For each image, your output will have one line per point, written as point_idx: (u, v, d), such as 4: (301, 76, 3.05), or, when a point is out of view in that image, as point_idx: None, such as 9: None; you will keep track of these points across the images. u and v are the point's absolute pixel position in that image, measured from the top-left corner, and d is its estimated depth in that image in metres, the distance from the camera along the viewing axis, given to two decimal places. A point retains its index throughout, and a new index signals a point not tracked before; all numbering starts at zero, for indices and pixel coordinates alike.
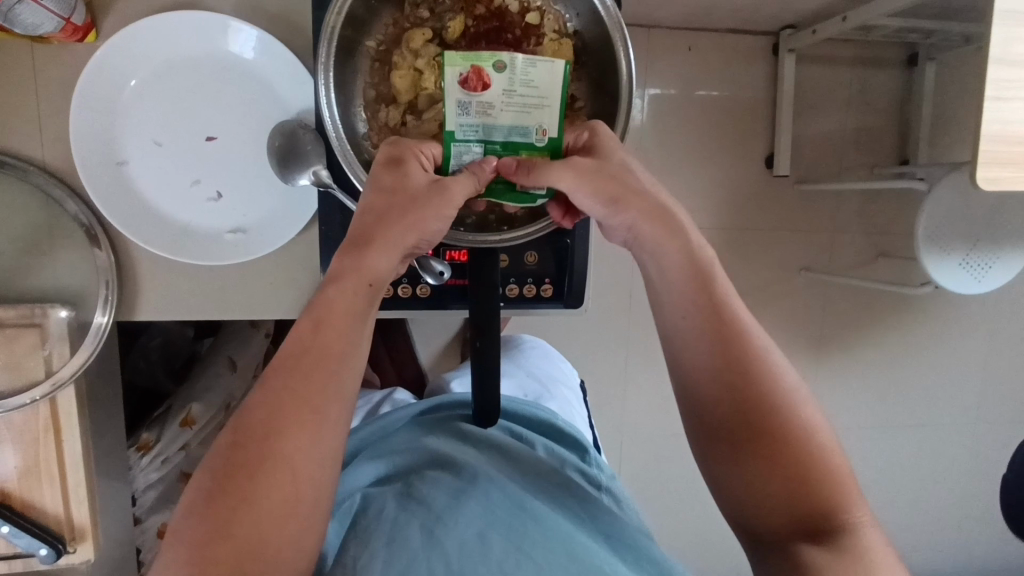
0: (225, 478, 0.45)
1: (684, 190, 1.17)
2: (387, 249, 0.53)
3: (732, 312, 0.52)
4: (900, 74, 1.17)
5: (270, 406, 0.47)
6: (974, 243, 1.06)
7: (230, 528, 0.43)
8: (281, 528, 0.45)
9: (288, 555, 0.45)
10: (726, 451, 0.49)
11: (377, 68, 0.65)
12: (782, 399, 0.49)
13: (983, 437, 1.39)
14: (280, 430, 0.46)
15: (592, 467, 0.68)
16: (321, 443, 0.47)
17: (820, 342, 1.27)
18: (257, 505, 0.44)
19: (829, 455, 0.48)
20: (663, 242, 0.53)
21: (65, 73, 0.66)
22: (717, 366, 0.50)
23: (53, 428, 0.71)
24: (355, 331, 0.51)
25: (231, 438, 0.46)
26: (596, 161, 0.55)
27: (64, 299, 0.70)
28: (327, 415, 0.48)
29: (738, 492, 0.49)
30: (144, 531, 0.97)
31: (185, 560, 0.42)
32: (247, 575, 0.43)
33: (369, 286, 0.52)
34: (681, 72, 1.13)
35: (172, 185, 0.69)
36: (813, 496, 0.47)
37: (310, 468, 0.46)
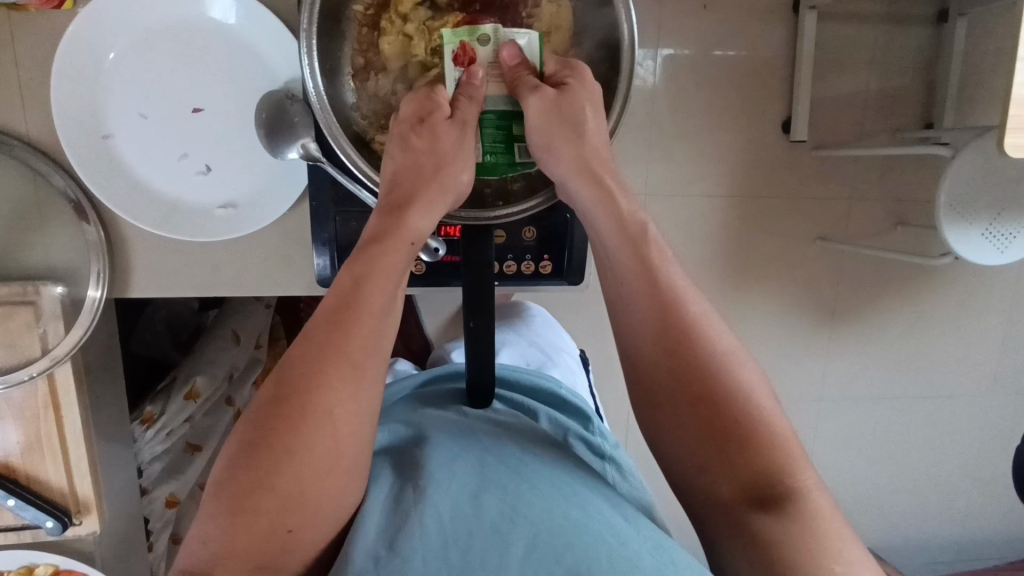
0: (268, 430, 0.45)
1: (695, 159, 1.13)
2: (429, 210, 0.55)
3: (671, 287, 0.52)
4: (929, 32, 1.10)
5: (312, 358, 0.47)
6: (999, 212, 1.01)
7: (272, 479, 0.43)
8: (316, 485, 0.45)
9: (324, 508, 0.45)
10: (671, 416, 0.50)
11: (364, 34, 0.62)
12: (716, 365, 0.50)
13: (999, 409, 1.35)
14: (323, 385, 0.46)
15: (596, 436, 0.66)
16: (358, 400, 0.47)
17: (831, 313, 1.24)
18: (298, 457, 0.44)
19: (769, 423, 0.49)
20: (592, 204, 0.56)
21: (45, 42, 0.64)
22: (657, 335, 0.51)
23: (52, 404, 0.72)
24: (397, 286, 0.51)
25: (272, 393, 0.46)
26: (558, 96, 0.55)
27: (57, 276, 0.69)
28: (366, 372, 0.48)
29: (686, 461, 0.50)
30: (152, 501, 0.99)
31: (226, 507, 0.43)
32: (288, 527, 0.43)
33: (411, 246, 0.53)
34: (695, 31, 1.07)
35: (160, 159, 0.67)
36: (757, 464, 0.47)
37: (347, 424, 0.46)
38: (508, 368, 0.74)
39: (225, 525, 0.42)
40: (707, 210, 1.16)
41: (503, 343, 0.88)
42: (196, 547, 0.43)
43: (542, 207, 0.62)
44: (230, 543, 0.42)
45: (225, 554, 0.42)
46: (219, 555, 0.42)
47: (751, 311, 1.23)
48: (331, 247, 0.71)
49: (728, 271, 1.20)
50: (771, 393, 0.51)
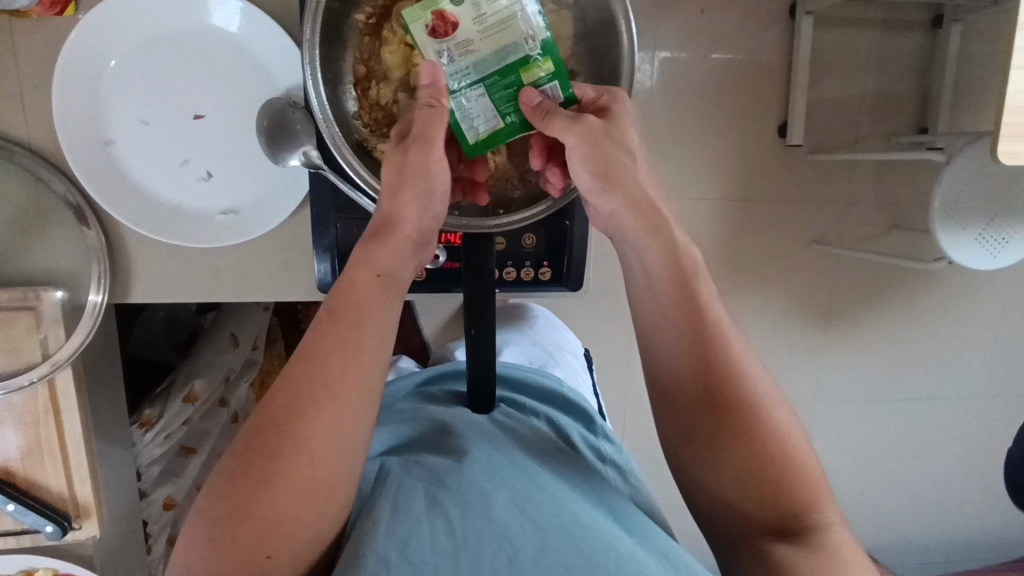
0: (245, 461, 0.45)
1: (692, 163, 1.14)
2: (395, 242, 0.54)
3: (714, 318, 0.53)
4: (924, 37, 1.11)
5: (290, 393, 0.46)
6: (993, 217, 1.02)
7: (250, 506, 0.44)
8: (295, 513, 0.44)
9: (304, 536, 0.45)
10: (702, 451, 0.51)
11: (367, 43, 0.62)
12: (758, 403, 0.51)
13: (992, 410, 1.37)
14: (302, 417, 0.46)
15: (605, 443, 0.66)
16: (337, 433, 0.46)
17: (827, 316, 1.25)
18: (272, 487, 0.44)
19: (803, 462, 0.50)
20: (643, 237, 0.55)
21: (46, 47, 0.64)
22: (693, 377, 0.52)
23: (53, 409, 0.72)
24: (381, 320, 0.51)
25: (254, 423, 0.46)
26: (601, 127, 0.56)
27: (58, 281, 0.70)
28: (344, 406, 0.47)
29: (714, 496, 0.51)
30: (150, 504, 0.99)
31: (208, 532, 0.44)
32: (264, 554, 0.43)
33: (378, 276, 0.52)
34: (692, 35, 1.08)
35: (161, 165, 0.67)
36: (788, 500, 0.49)
37: (326, 454, 0.45)
38: (508, 368, 0.75)
39: (207, 549, 0.43)
40: (704, 214, 1.17)
41: (506, 342, 0.89)
42: (184, 565, 0.44)
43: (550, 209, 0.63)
44: (215, 566, 0.43)
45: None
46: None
47: (747, 314, 1.24)
48: (332, 252, 0.71)
49: (726, 274, 1.21)
50: (804, 432, 0.52)
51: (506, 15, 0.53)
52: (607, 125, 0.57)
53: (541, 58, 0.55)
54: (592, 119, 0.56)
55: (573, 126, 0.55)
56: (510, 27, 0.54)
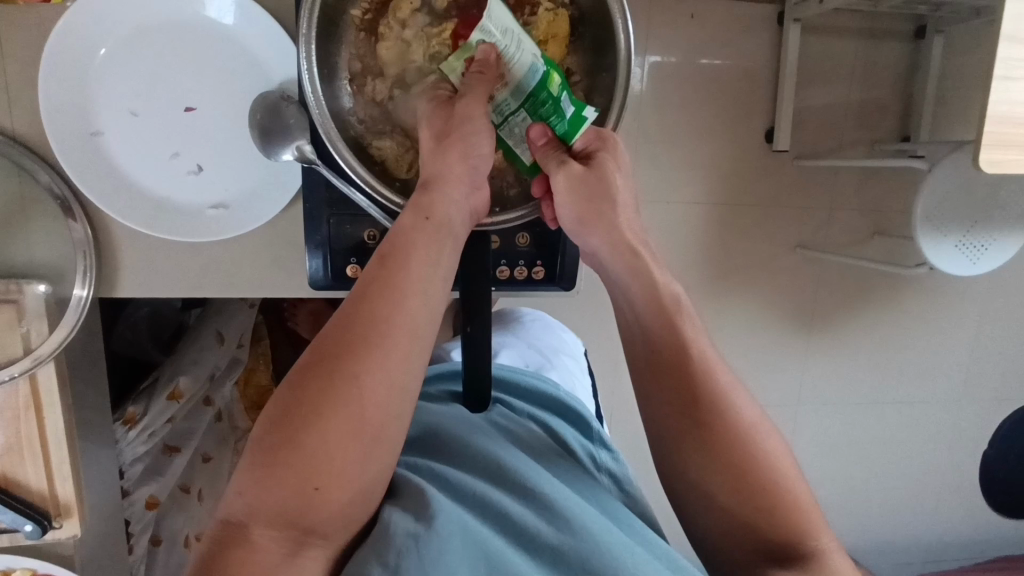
0: (298, 392, 0.44)
1: (681, 166, 1.15)
2: (447, 188, 0.54)
3: (697, 348, 0.53)
4: (907, 47, 1.14)
5: (343, 329, 0.46)
6: (973, 224, 1.05)
7: (298, 436, 0.42)
8: (343, 450, 0.43)
9: (350, 474, 0.43)
10: (696, 479, 0.51)
11: (362, 39, 0.62)
12: (747, 435, 0.51)
13: (966, 415, 1.40)
14: (352, 353, 0.45)
15: (602, 451, 0.64)
16: (387, 372, 0.45)
17: (810, 320, 1.27)
18: (324, 417, 0.43)
19: (795, 490, 0.50)
20: (625, 277, 0.56)
21: (32, 35, 0.63)
22: (682, 404, 0.52)
23: (34, 405, 0.71)
24: (431, 265, 0.50)
25: (306, 358, 0.45)
26: (586, 171, 0.58)
27: (41, 274, 0.68)
28: (394, 344, 0.46)
29: (710, 527, 0.51)
30: (132, 504, 0.96)
31: (258, 462, 0.42)
32: (313, 485, 0.42)
33: (426, 220, 0.52)
34: (682, 39, 1.09)
35: (150, 158, 0.66)
36: (784, 528, 0.49)
37: (374, 392, 0.44)
38: (506, 370, 0.73)
39: (258, 479, 0.42)
40: (692, 217, 1.18)
41: (502, 345, 0.87)
42: (231, 500, 0.42)
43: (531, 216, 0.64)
44: (262, 498, 0.42)
45: (258, 509, 0.41)
46: (252, 508, 0.41)
47: (732, 317, 1.25)
48: (324, 248, 0.71)
49: (712, 277, 1.22)
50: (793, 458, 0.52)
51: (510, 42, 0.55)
52: (591, 170, 0.58)
53: (551, 71, 0.56)
54: (577, 165, 0.58)
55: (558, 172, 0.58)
56: (519, 55, 0.55)
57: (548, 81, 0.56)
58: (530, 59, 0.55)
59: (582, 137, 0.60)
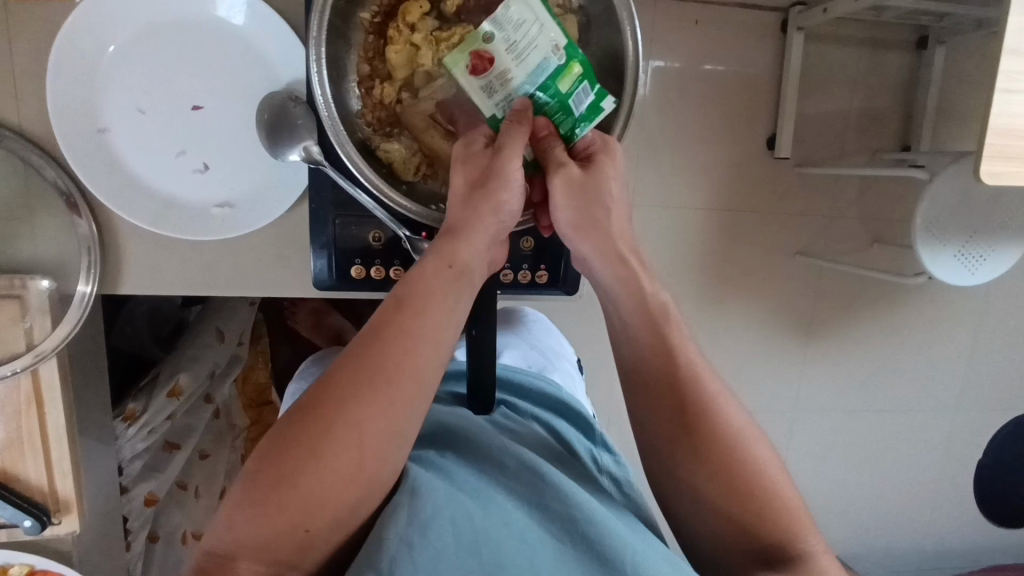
0: (300, 433, 0.43)
1: (683, 172, 1.15)
2: (469, 238, 0.53)
3: (685, 356, 0.53)
4: (909, 57, 1.14)
5: (352, 374, 0.45)
6: (972, 234, 1.05)
7: (296, 476, 0.42)
8: (337, 492, 0.43)
9: (339, 514, 0.44)
10: (685, 483, 0.51)
11: (371, 42, 0.62)
12: (734, 440, 0.51)
13: (962, 423, 1.41)
14: (357, 398, 0.44)
15: (603, 453, 0.65)
16: (390, 419, 0.45)
17: (809, 327, 1.27)
18: (323, 461, 0.43)
19: (783, 493, 0.51)
20: (614, 286, 0.56)
21: (41, 31, 0.63)
22: (672, 412, 0.52)
23: (35, 400, 0.71)
24: (442, 311, 0.49)
25: (313, 397, 0.45)
26: (583, 175, 0.57)
27: (45, 270, 0.68)
28: (399, 393, 0.46)
29: (700, 529, 0.52)
30: (131, 500, 0.96)
31: (253, 496, 0.42)
32: (303, 527, 0.43)
33: (449, 268, 0.51)
34: (687, 46, 1.09)
35: (157, 155, 0.66)
36: (773, 531, 0.49)
37: (374, 438, 0.44)
38: (507, 372, 0.74)
39: (251, 512, 0.42)
40: (693, 223, 1.18)
41: (505, 345, 0.87)
42: (222, 528, 0.43)
43: (530, 222, 0.64)
44: (252, 532, 0.42)
45: (247, 543, 0.42)
46: (240, 541, 0.42)
47: (731, 323, 1.26)
48: (329, 249, 0.71)
49: (712, 282, 1.23)
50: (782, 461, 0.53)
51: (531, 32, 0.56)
52: (588, 173, 0.57)
53: (570, 65, 0.57)
54: (574, 169, 0.57)
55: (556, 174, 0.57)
56: (537, 46, 0.56)
57: (563, 74, 0.57)
58: (546, 53, 0.56)
59: (584, 139, 0.60)
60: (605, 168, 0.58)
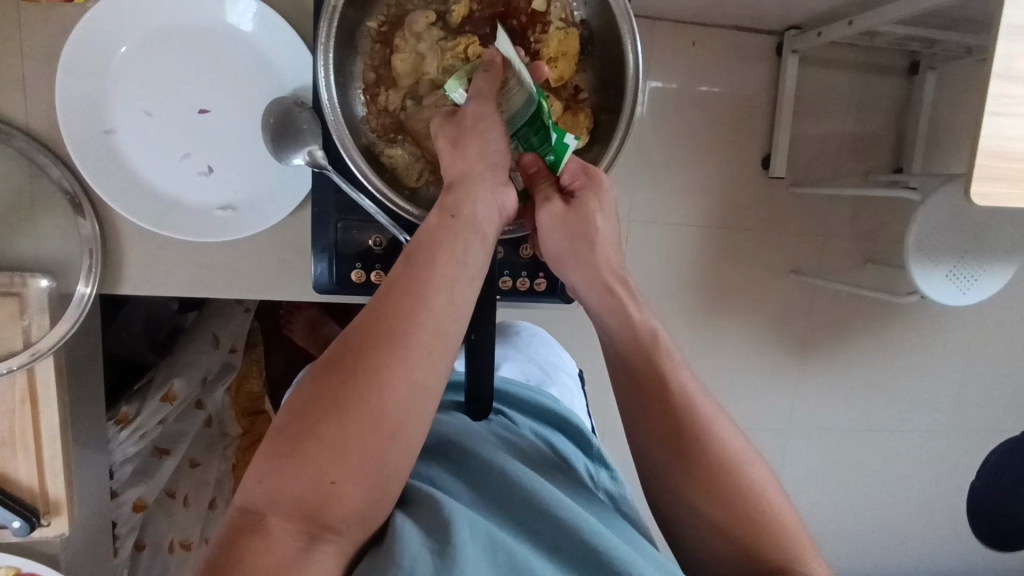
0: (320, 385, 0.43)
1: (680, 188, 1.17)
2: (473, 187, 0.53)
3: (678, 381, 0.54)
4: (901, 82, 1.17)
5: (368, 326, 0.45)
6: (962, 256, 1.07)
7: (320, 427, 0.42)
8: (362, 443, 0.42)
9: (367, 468, 0.43)
10: (685, 509, 0.52)
11: (377, 50, 0.64)
12: (729, 464, 0.52)
13: (955, 444, 1.41)
14: (376, 349, 0.44)
15: (601, 470, 0.64)
16: (410, 370, 0.44)
17: (802, 345, 1.28)
18: (344, 409, 0.42)
19: (781, 516, 0.51)
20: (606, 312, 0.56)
21: (52, 35, 0.64)
22: (669, 438, 0.52)
23: (30, 399, 0.70)
24: (455, 264, 0.48)
25: (331, 353, 0.45)
26: (567, 209, 0.58)
27: (45, 269, 0.68)
28: (417, 343, 0.45)
29: (700, 554, 0.52)
30: (120, 505, 0.95)
31: (277, 450, 0.42)
32: (329, 480, 0.41)
33: (452, 217, 0.51)
34: (684, 66, 1.11)
35: (162, 157, 0.67)
36: (774, 555, 0.49)
37: (397, 389, 0.43)
38: (503, 382, 0.74)
39: (275, 466, 0.41)
40: (689, 239, 1.20)
41: (503, 357, 0.88)
42: (248, 488, 0.42)
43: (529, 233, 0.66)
44: (279, 486, 0.41)
45: (276, 500, 0.41)
46: (269, 497, 0.41)
47: (727, 339, 1.26)
48: (330, 253, 0.71)
49: (708, 299, 1.23)
50: (777, 483, 0.53)
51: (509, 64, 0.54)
52: (573, 207, 0.58)
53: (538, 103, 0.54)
54: (558, 203, 0.58)
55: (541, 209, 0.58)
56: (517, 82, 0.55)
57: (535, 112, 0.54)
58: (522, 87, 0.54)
59: (567, 170, 0.60)
60: (589, 202, 0.59)
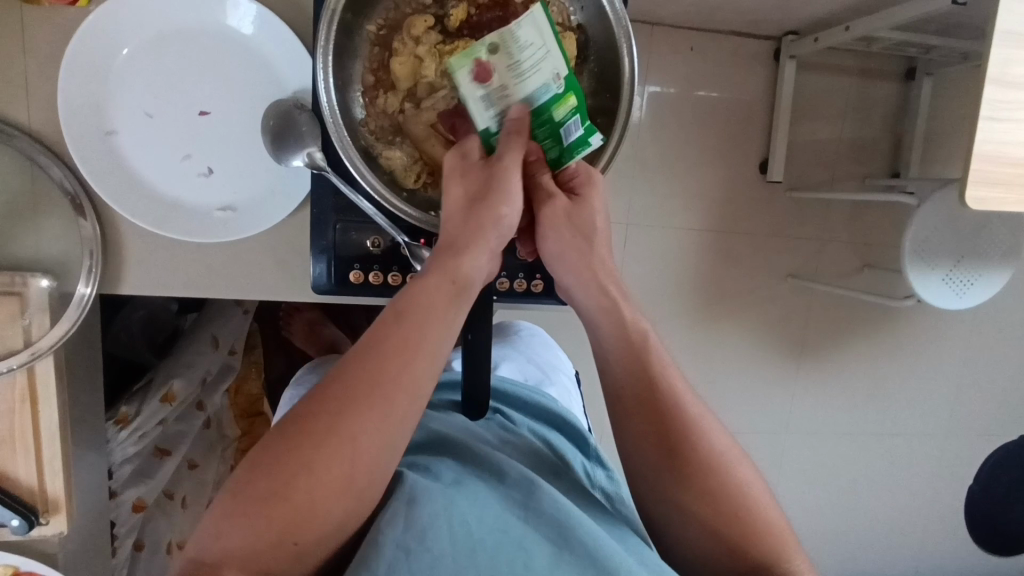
0: (295, 444, 0.44)
1: (678, 192, 1.18)
2: (475, 250, 0.53)
3: (666, 378, 0.54)
4: (897, 88, 1.18)
5: (350, 386, 0.45)
6: (958, 259, 1.08)
7: (289, 488, 0.43)
8: (327, 501, 0.43)
9: (330, 525, 0.44)
10: (671, 510, 0.52)
11: (376, 54, 0.64)
12: (716, 463, 0.52)
13: (953, 447, 1.42)
14: (353, 409, 0.45)
15: (597, 469, 0.66)
16: (385, 433, 0.45)
17: (800, 348, 1.29)
18: (315, 473, 0.43)
19: (766, 514, 0.52)
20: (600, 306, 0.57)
21: (55, 38, 0.65)
22: (657, 438, 0.52)
23: (30, 398, 0.71)
24: (442, 330, 0.49)
25: (307, 410, 0.45)
26: (570, 204, 0.59)
27: (45, 269, 0.69)
28: (395, 407, 0.46)
29: (687, 553, 0.53)
30: (119, 505, 0.95)
31: (244, 508, 0.42)
32: (291, 540, 0.42)
33: (453, 284, 0.51)
34: (682, 71, 1.12)
35: (162, 159, 0.67)
36: (756, 555, 0.50)
37: (368, 451, 0.45)
38: (502, 382, 0.75)
39: (240, 523, 0.42)
40: (687, 242, 1.20)
41: (502, 357, 0.88)
42: (207, 539, 0.42)
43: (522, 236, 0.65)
44: (239, 543, 0.41)
45: (234, 554, 0.41)
46: (227, 551, 0.41)
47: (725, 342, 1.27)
48: (328, 254, 0.72)
49: (706, 302, 1.24)
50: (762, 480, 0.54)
51: (535, 52, 0.54)
52: (575, 201, 0.60)
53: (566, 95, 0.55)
54: (563, 199, 0.59)
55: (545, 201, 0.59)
56: (540, 70, 0.55)
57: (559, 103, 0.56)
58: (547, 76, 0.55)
59: (572, 168, 0.61)
60: (588, 196, 0.60)
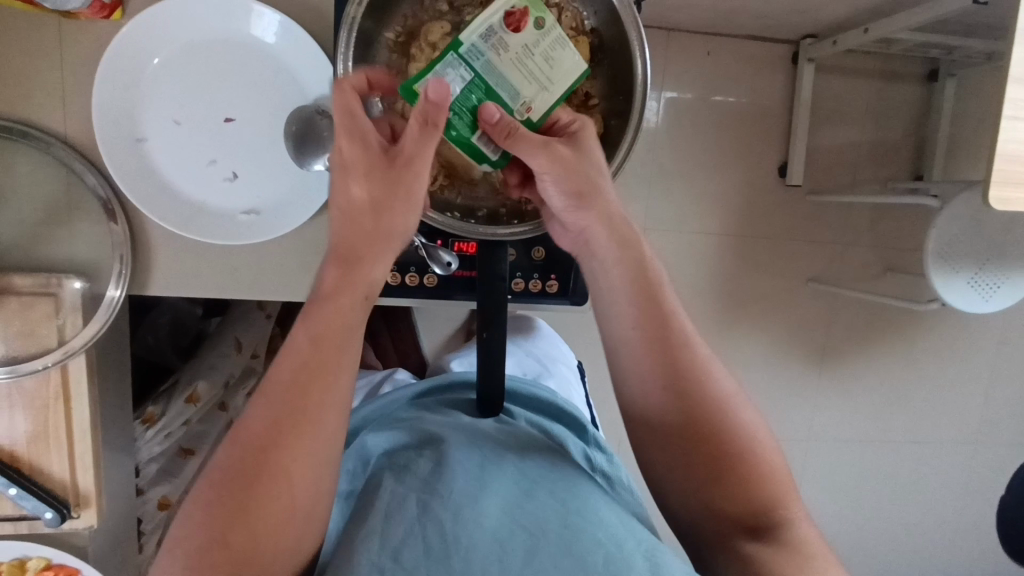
0: (229, 486, 0.46)
1: (695, 196, 1.17)
2: (380, 262, 0.54)
3: (677, 324, 0.56)
4: (919, 90, 1.17)
5: (271, 420, 0.48)
6: (984, 262, 1.06)
7: (234, 527, 0.45)
8: (277, 529, 0.47)
9: (283, 550, 0.47)
10: (676, 457, 0.54)
11: (395, 61, 0.65)
12: (721, 407, 0.54)
13: (984, 456, 1.38)
14: (278, 442, 0.48)
15: (596, 452, 0.67)
16: (314, 453, 0.49)
17: (822, 353, 1.27)
18: (257, 509, 0.46)
19: (767, 459, 0.54)
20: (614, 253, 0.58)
21: (90, 51, 0.68)
22: (665, 382, 0.54)
23: (63, 396, 0.74)
24: (352, 355, 0.52)
25: (236, 453, 0.48)
26: (570, 153, 0.58)
27: (79, 271, 0.72)
28: (316, 426, 0.49)
29: (689, 504, 0.55)
30: (145, 503, 0.98)
31: (192, 553, 0.45)
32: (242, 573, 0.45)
33: (364, 300, 0.53)
34: (699, 76, 1.13)
35: (189, 164, 0.70)
36: (756, 500, 0.53)
37: (304, 475, 0.48)
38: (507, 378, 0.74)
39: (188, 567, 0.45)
40: (705, 246, 1.20)
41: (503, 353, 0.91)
42: None
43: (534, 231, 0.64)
44: None
45: None
46: None
47: (745, 347, 1.26)
48: None
49: (724, 306, 1.23)
50: (765, 428, 0.56)
51: (545, 69, 0.57)
52: (575, 151, 0.58)
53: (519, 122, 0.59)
54: (563, 147, 0.58)
55: (539, 152, 0.57)
56: (529, 85, 0.57)
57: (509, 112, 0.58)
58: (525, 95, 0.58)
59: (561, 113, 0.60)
60: (586, 142, 0.59)
